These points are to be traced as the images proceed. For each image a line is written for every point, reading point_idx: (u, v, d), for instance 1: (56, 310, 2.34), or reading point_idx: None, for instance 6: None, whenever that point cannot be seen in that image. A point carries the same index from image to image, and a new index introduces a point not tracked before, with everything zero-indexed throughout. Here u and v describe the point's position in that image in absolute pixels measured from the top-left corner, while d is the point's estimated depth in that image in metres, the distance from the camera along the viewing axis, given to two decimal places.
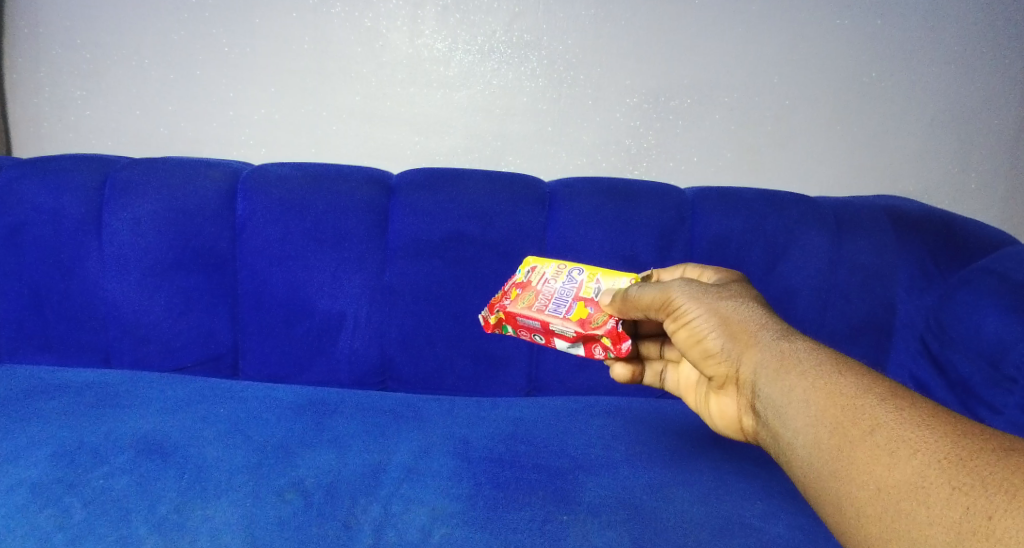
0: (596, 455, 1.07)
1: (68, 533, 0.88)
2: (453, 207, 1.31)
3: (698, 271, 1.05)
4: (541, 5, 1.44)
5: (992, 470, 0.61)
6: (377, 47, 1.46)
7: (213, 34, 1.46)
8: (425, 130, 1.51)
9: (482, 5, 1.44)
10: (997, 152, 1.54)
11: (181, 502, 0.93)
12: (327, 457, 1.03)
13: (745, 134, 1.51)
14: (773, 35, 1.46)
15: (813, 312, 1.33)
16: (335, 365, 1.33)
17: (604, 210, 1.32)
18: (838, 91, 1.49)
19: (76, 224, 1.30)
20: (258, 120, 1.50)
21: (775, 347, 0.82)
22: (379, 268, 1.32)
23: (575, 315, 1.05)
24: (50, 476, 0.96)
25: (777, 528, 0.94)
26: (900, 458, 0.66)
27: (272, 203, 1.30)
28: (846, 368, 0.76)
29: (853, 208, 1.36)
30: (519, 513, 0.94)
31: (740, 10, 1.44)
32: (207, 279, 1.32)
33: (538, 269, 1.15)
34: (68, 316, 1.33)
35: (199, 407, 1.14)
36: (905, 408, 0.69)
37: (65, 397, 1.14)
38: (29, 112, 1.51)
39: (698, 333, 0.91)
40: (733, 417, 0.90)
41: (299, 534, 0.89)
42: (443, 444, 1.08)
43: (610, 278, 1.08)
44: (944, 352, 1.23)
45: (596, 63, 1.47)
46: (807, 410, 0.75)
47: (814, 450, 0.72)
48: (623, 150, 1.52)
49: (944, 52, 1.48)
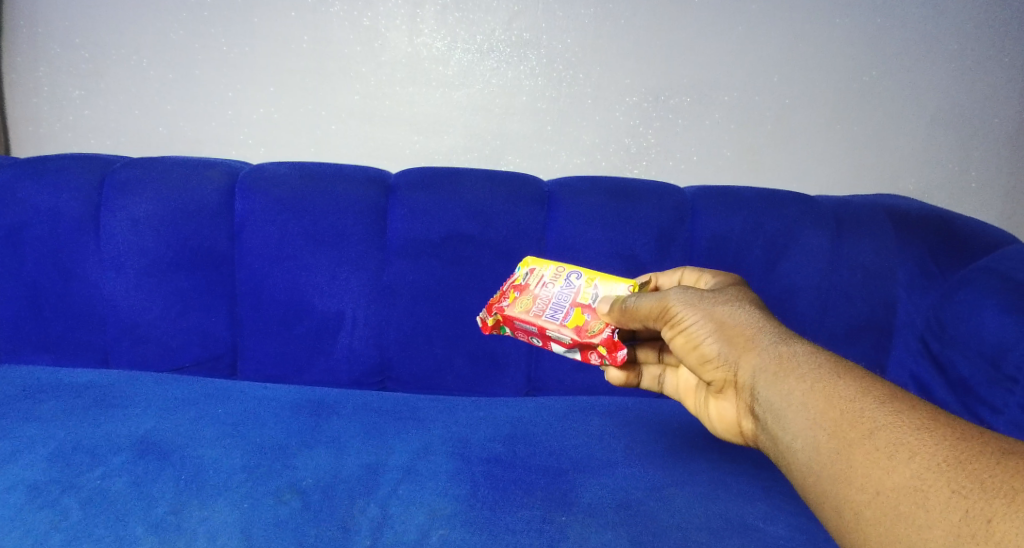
0: (595, 456, 1.06)
1: (65, 534, 0.86)
2: (451, 206, 1.30)
3: (696, 276, 1.04)
4: (541, 3, 1.43)
5: (991, 472, 0.60)
6: (376, 46, 1.45)
7: (213, 33, 1.45)
8: (425, 129, 1.50)
9: (481, 4, 1.43)
10: (998, 150, 1.53)
11: (178, 503, 0.91)
12: (324, 457, 1.02)
13: (745, 133, 1.50)
14: (773, 33, 1.45)
15: (813, 311, 1.32)
16: (332, 366, 1.32)
17: (603, 209, 1.31)
18: (838, 91, 1.48)
19: (73, 225, 1.29)
20: (258, 120, 1.49)
21: (773, 351, 0.81)
22: (377, 268, 1.31)
23: (572, 322, 1.04)
24: (47, 477, 0.95)
25: (776, 529, 0.93)
26: (898, 461, 0.64)
27: (269, 203, 1.29)
28: (844, 371, 0.75)
29: (853, 207, 1.35)
30: (517, 514, 0.93)
31: (741, 9, 1.43)
32: (204, 280, 1.30)
33: (537, 271, 1.13)
34: (66, 316, 1.31)
35: (197, 407, 1.13)
36: (904, 411, 0.68)
37: (60, 398, 1.13)
38: (27, 112, 1.50)
39: (695, 339, 0.90)
40: (733, 421, 0.89)
41: (297, 534, 0.88)
42: (441, 444, 1.07)
43: (608, 283, 1.07)
44: (944, 352, 1.22)
45: (596, 62, 1.45)
46: (805, 414, 0.74)
47: (812, 454, 0.71)
48: (623, 149, 1.50)
49: (945, 50, 1.47)
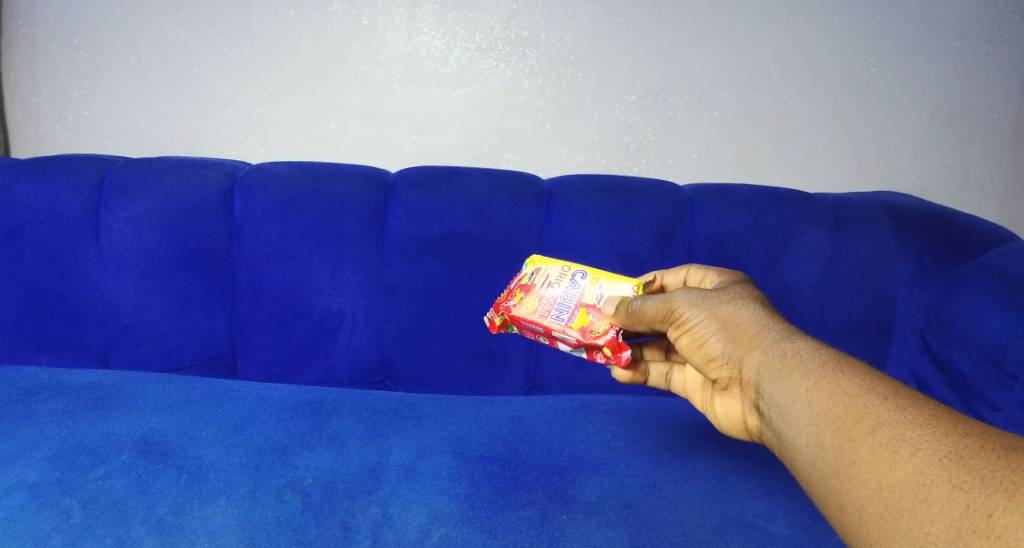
0: (596, 454, 1.06)
1: (66, 534, 0.86)
2: (451, 205, 1.29)
3: (701, 274, 1.04)
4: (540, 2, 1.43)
5: (992, 468, 0.59)
6: (375, 45, 1.45)
7: (212, 33, 1.45)
8: (424, 128, 1.49)
9: (480, 2, 1.43)
10: (997, 147, 1.53)
11: (179, 504, 0.91)
12: (325, 457, 1.02)
13: (745, 131, 1.49)
14: (773, 31, 1.44)
15: (813, 309, 1.32)
16: (332, 365, 1.32)
17: (602, 208, 1.31)
18: (837, 87, 1.48)
19: (73, 225, 1.29)
20: (257, 119, 1.49)
21: (778, 349, 0.81)
22: (376, 268, 1.31)
23: (577, 323, 1.04)
24: (48, 478, 0.95)
25: (777, 527, 0.92)
26: (901, 457, 0.64)
27: (269, 202, 1.29)
28: (849, 368, 0.75)
29: (853, 205, 1.35)
30: (518, 513, 0.93)
31: (740, 7, 1.43)
32: (205, 280, 1.30)
33: (543, 271, 1.13)
34: (65, 316, 1.31)
35: (198, 407, 1.13)
36: (906, 407, 0.68)
37: (61, 398, 1.13)
38: (27, 112, 1.50)
39: (700, 338, 0.90)
40: (738, 418, 0.89)
41: (298, 534, 0.87)
42: (442, 443, 1.07)
43: (613, 282, 1.07)
44: (944, 350, 1.22)
45: (596, 61, 1.45)
46: (809, 410, 0.74)
47: (817, 450, 0.71)
48: (623, 148, 1.50)
49: (944, 47, 1.47)
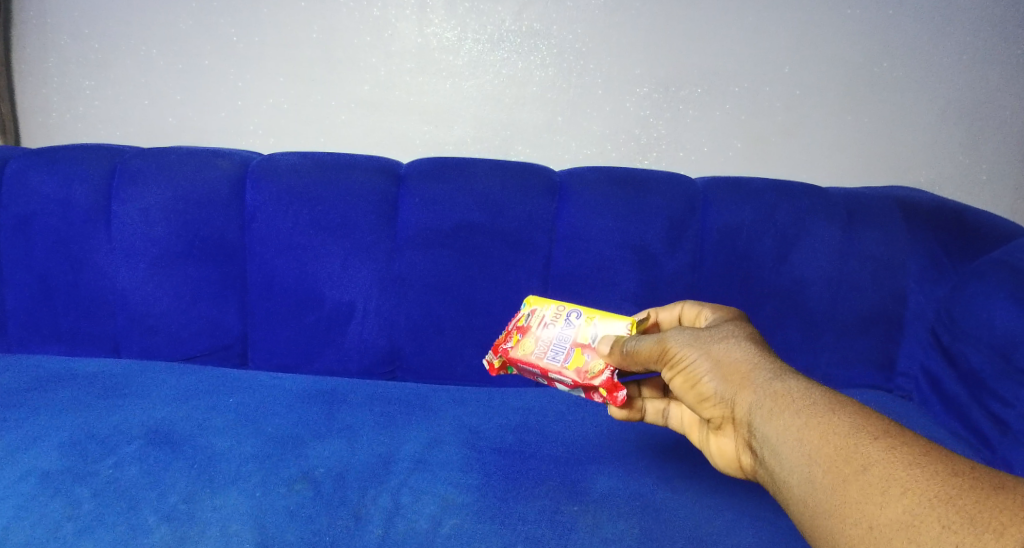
0: (606, 448, 1.06)
1: (79, 523, 0.87)
2: (461, 195, 1.29)
3: (696, 311, 1.02)
4: None
5: (981, 509, 0.61)
6: (385, 36, 1.44)
7: (221, 24, 1.44)
8: (434, 119, 1.49)
9: None
10: (1008, 144, 1.52)
11: (190, 492, 0.91)
12: (337, 447, 1.02)
13: (757, 124, 1.48)
14: (786, 23, 1.43)
15: (825, 303, 1.30)
16: (345, 355, 1.32)
17: (613, 200, 1.30)
18: (849, 83, 1.46)
19: (84, 215, 1.29)
20: (266, 110, 1.49)
21: (769, 388, 0.80)
22: (388, 258, 1.30)
23: (573, 363, 1.04)
24: (59, 467, 0.95)
25: (785, 521, 0.93)
26: (891, 497, 0.65)
27: (279, 192, 1.28)
28: (840, 407, 0.75)
29: (865, 198, 1.33)
30: (529, 504, 0.93)
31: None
32: (216, 269, 1.30)
33: (538, 311, 1.12)
34: (76, 306, 1.31)
35: (209, 397, 1.12)
36: (897, 446, 0.68)
37: (73, 386, 1.13)
38: (38, 103, 1.50)
39: (694, 377, 0.88)
40: (732, 457, 0.88)
41: (309, 525, 0.88)
42: (454, 435, 1.07)
43: (607, 321, 1.06)
44: (955, 344, 1.20)
45: (607, 51, 1.44)
46: (801, 449, 0.73)
47: (809, 489, 0.71)
48: (633, 140, 1.49)
49: (957, 41, 1.45)
